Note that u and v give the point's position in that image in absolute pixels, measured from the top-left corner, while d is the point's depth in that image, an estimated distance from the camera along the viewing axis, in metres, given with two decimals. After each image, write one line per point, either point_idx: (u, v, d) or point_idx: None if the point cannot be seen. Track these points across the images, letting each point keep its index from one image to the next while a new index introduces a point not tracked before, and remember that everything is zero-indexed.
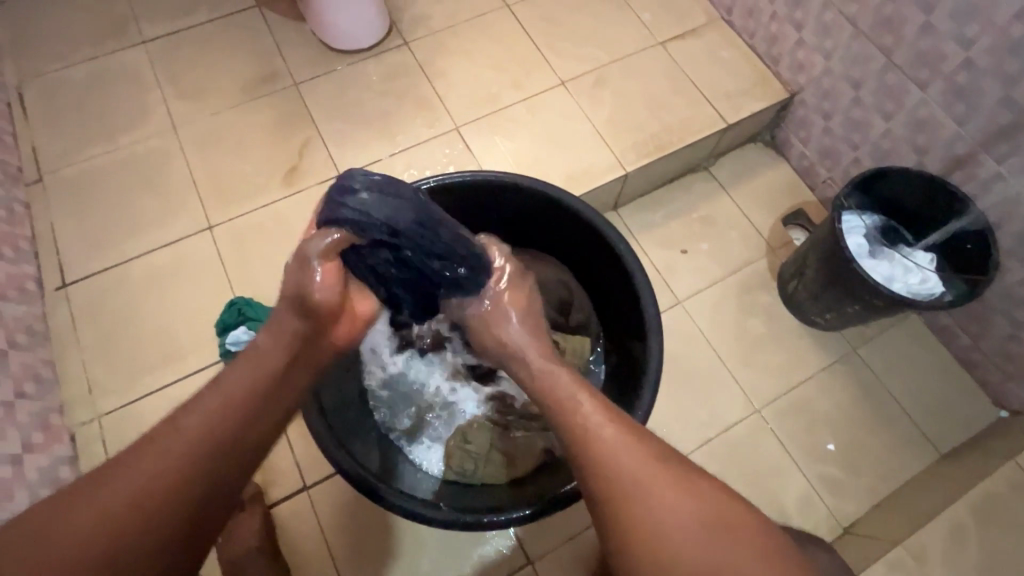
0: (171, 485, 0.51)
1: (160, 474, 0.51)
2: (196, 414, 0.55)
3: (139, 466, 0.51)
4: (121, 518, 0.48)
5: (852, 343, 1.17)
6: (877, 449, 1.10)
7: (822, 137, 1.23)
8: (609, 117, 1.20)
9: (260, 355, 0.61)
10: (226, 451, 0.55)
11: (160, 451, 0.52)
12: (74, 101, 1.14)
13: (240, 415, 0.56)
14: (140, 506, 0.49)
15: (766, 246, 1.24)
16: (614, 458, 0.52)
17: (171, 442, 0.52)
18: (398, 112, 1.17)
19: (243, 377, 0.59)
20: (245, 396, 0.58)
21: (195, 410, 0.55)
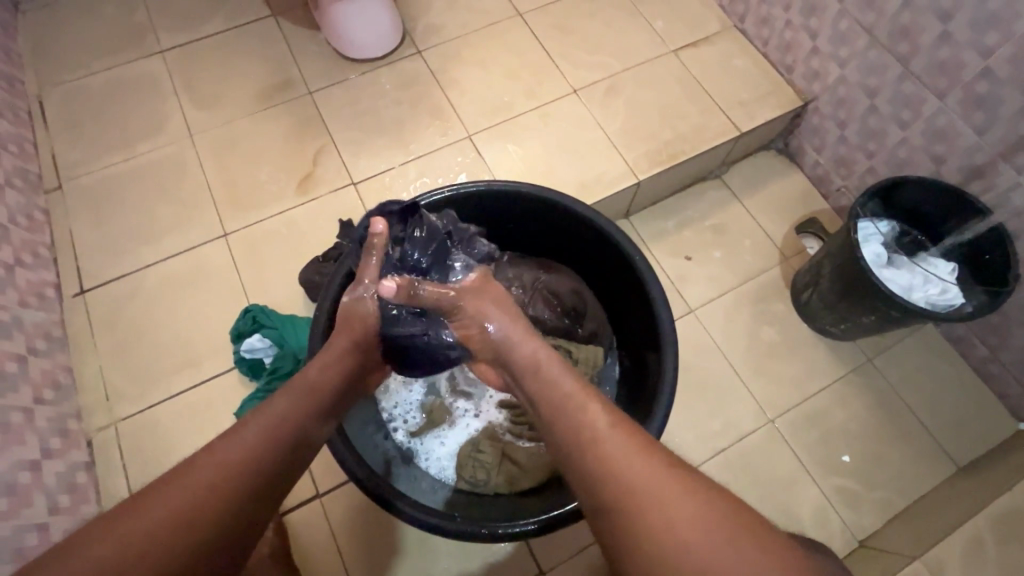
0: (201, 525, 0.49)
1: (206, 498, 0.50)
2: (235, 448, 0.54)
3: (194, 478, 0.51)
4: (155, 543, 0.46)
5: (867, 353, 1.16)
6: (893, 462, 1.09)
7: (836, 146, 1.22)
8: (622, 125, 1.20)
9: (305, 381, 0.64)
10: (266, 481, 0.55)
11: (195, 484, 0.50)
12: (93, 109, 1.16)
13: (283, 444, 0.57)
14: (168, 544, 0.47)
15: (779, 255, 1.24)
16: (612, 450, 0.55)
17: (204, 477, 0.51)
18: (412, 120, 1.18)
19: (278, 413, 0.59)
20: (299, 415, 0.60)
21: (226, 449, 0.54)
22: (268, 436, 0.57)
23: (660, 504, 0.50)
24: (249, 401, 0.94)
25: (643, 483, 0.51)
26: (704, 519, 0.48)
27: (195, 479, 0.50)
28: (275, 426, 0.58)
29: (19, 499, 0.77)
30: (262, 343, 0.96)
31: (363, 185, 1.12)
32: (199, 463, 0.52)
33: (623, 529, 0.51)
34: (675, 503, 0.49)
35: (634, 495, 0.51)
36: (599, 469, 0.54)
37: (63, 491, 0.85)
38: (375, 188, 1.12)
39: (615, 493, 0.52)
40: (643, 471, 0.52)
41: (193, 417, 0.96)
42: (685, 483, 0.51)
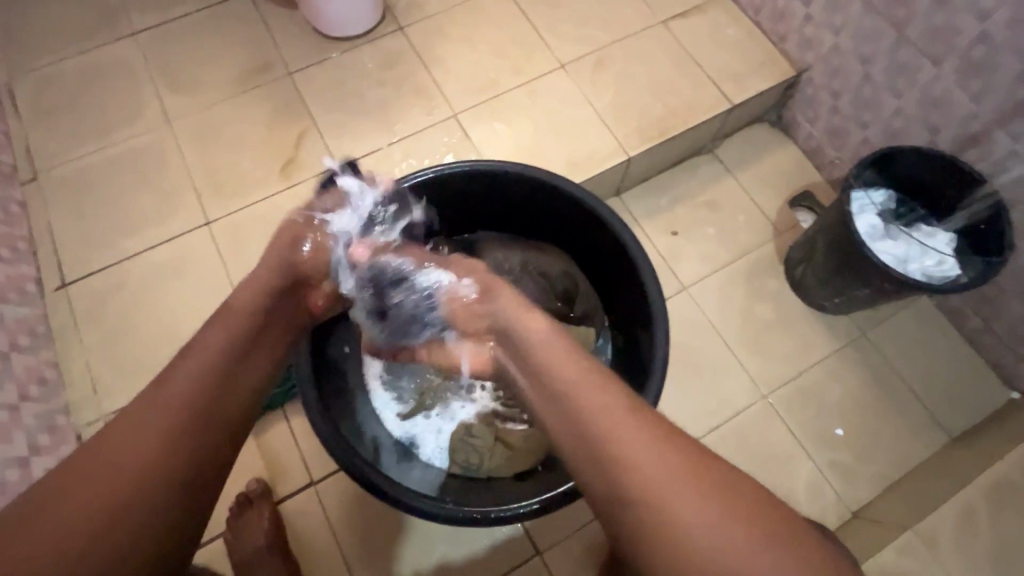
0: (142, 482, 0.53)
1: (166, 433, 0.55)
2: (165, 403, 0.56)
3: (150, 420, 0.55)
4: (127, 474, 0.53)
5: (861, 327, 1.16)
6: (886, 433, 1.09)
7: (830, 117, 1.20)
8: (611, 100, 1.17)
9: (232, 311, 0.64)
10: (219, 404, 0.59)
11: (135, 429, 0.55)
12: (66, 97, 1.12)
13: (227, 375, 0.61)
14: (120, 490, 0.52)
15: (772, 230, 1.23)
16: (624, 436, 0.55)
17: (157, 417, 0.56)
18: (395, 101, 1.15)
19: (202, 360, 0.60)
20: (237, 347, 0.63)
21: (172, 388, 0.57)
22: (205, 386, 0.59)
23: (671, 491, 0.51)
24: None
25: (656, 472, 0.52)
26: (722, 511, 0.50)
27: (149, 418, 0.55)
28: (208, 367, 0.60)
29: None
30: None
31: None
32: (126, 422, 0.55)
33: (639, 521, 0.52)
34: (687, 495, 0.51)
35: (653, 489, 0.52)
36: (614, 463, 0.54)
37: None
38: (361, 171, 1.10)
39: (629, 483, 0.53)
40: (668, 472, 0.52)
41: None
42: (702, 473, 0.53)
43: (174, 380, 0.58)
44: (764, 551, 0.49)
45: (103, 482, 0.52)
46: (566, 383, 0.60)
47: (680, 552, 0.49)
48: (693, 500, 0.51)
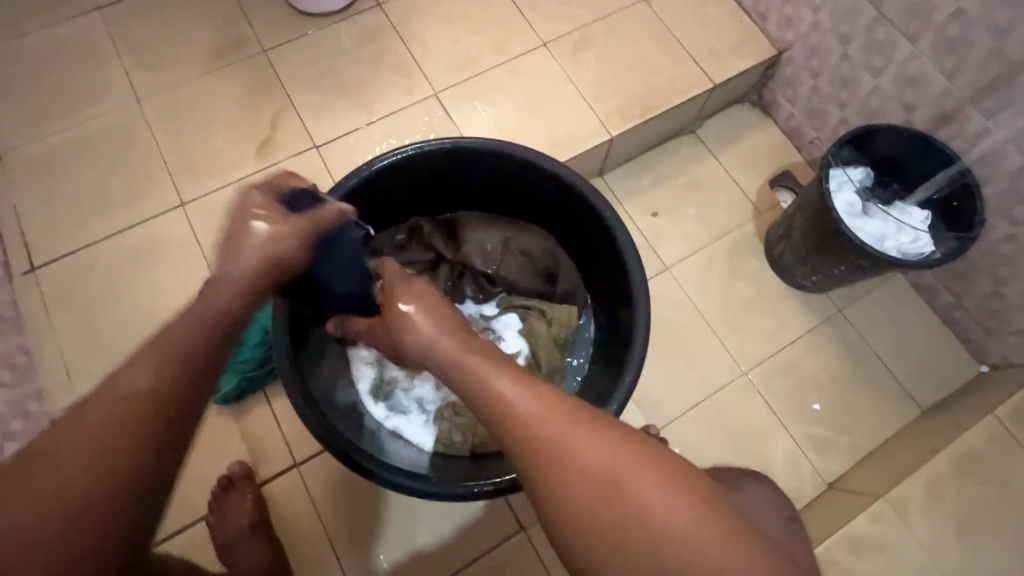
0: (58, 524, 0.42)
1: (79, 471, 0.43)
2: (98, 430, 0.44)
3: (65, 450, 0.43)
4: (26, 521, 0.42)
5: (838, 304, 1.18)
6: (861, 407, 1.12)
7: (810, 96, 1.21)
8: (593, 79, 1.16)
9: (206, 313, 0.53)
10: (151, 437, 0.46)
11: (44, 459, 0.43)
12: (28, 74, 1.07)
13: (172, 396, 0.48)
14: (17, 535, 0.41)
15: (752, 210, 1.24)
16: (517, 401, 0.52)
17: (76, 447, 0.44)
18: (373, 79, 1.12)
19: (146, 376, 0.47)
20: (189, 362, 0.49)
21: (100, 410, 0.45)
22: (137, 407, 0.46)
23: (568, 451, 0.48)
24: (225, 379, 0.89)
25: (551, 431, 0.49)
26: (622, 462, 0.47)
27: (64, 447, 0.44)
28: (158, 381, 0.47)
29: None
30: None
31: (325, 148, 1.08)
32: (45, 450, 0.44)
33: (540, 485, 0.49)
34: (586, 450, 0.48)
35: (549, 448, 0.49)
36: (508, 429, 0.51)
37: None
38: (339, 151, 1.08)
39: (525, 447, 0.50)
40: (584, 478, 0.47)
41: None
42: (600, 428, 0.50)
43: (109, 399, 0.46)
44: (662, 498, 0.45)
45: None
46: (461, 366, 0.57)
47: (581, 512, 0.47)
48: (591, 457, 0.48)
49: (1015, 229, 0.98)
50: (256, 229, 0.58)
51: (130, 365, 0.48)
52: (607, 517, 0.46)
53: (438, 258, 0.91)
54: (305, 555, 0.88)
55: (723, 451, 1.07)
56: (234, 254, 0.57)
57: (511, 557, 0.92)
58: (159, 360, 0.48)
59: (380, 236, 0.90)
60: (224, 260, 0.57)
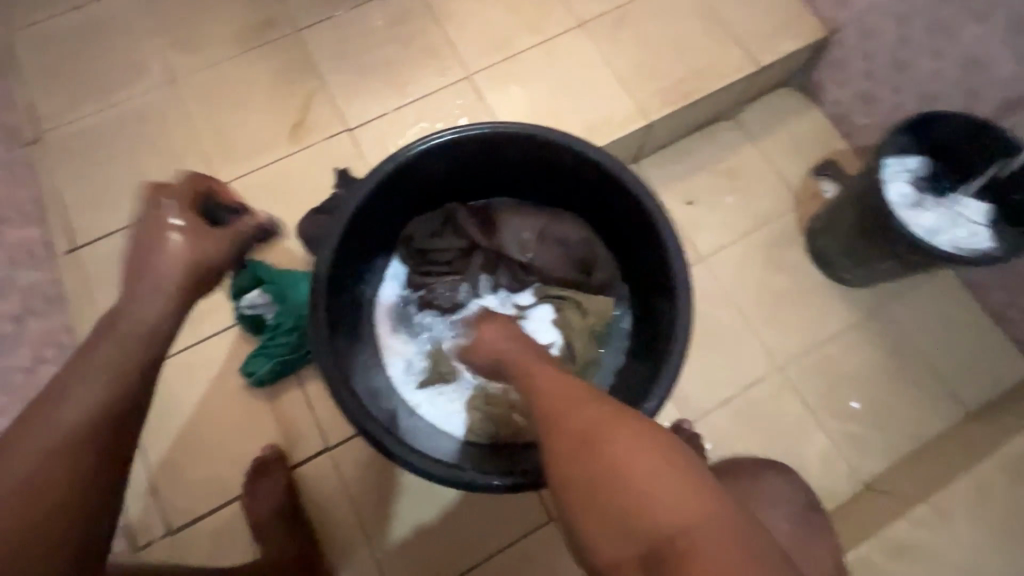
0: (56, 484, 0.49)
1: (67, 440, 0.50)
2: (58, 437, 0.49)
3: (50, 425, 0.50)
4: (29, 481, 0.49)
5: (881, 299, 1.13)
6: (902, 407, 1.08)
7: (861, 81, 1.15)
8: (632, 61, 1.12)
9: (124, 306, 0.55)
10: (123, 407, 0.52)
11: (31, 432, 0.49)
12: (67, 55, 1.08)
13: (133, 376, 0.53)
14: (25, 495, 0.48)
15: (794, 200, 1.19)
16: (537, 382, 0.60)
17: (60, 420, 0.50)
18: (406, 60, 1.10)
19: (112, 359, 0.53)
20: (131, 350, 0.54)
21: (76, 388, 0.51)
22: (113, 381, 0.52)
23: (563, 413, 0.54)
24: (264, 361, 0.90)
25: (555, 402, 0.56)
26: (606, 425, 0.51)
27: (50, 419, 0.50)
28: (113, 381, 0.52)
29: None
30: (262, 299, 0.91)
31: (358, 131, 1.06)
32: (10, 456, 0.49)
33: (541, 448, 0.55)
34: (577, 415, 0.53)
35: (548, 415, 0.55)
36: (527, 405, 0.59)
37: None
38: (371, 135, 1.06)
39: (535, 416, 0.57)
40: (569, 436, 0.52)
41: None
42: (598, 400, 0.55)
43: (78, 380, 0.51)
44: (631, 453, 0.48)
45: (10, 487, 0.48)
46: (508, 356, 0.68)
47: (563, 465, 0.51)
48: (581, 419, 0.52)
49: None
50: (171, 239, 0.58)
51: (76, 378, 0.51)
52: (582, 468, 0.49)
53: (472, 246, 0.90)
54: (336, 538, 0.89)
55: (756, 447, 1.05)
56: (145, 270, 0.57)
57: (539, 548, 0.92)
58: (103, 373, 0.52)
59: (414, 222, 0.89)
60: (130, 276, 0.57)
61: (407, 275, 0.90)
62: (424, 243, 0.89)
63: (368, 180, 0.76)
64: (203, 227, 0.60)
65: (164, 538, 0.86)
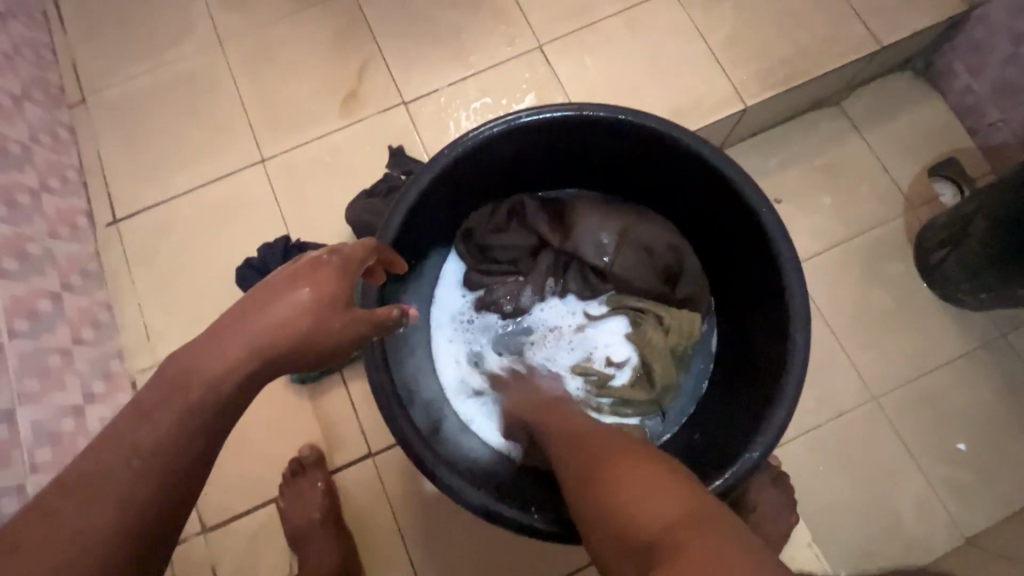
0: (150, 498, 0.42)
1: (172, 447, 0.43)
2: (132, 455, 0.41)
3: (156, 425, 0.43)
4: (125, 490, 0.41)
5: (1002, 327, 0.98)
6: (1018, 452, 0.94)
7: (1004, 67, 0.97)
8: (730, 35, 0.97)
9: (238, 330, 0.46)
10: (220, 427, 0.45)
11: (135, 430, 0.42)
12: (113, 11, 1.01)
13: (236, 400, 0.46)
14: (122, 505, 0.41)
15: (904, 204, 1.03)
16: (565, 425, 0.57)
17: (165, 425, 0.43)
18: (471, 26, 0.99)
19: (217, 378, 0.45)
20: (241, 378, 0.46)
21: (188, 388, 0.44)
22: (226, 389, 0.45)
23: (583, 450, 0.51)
24: None
25: (575, 441, 0.53)
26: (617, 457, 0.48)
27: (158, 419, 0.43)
28: (220, 395, 0.45)
29: (64, 450, 0.71)
30: None
31: (415, 105, 0.96)
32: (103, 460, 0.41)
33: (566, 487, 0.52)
34: (595, 447, 0.50)
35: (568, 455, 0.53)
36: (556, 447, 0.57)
37: None
38: (429, 110, 0.96)
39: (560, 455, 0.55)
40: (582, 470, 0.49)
41: None
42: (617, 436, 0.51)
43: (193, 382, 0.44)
44: (630, 474, 0.44)
45: (105, 495, 0.40)
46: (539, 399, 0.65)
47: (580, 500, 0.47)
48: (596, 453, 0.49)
49: None
50: (299, 298, 0.48)
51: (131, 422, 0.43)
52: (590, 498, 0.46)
53: (540, 244, 0.80)
54: (376, 550, 0.83)
55: (841, 485, 0.93)
56: (257, 315, 0.47)
57: None
58: (212, 388, 0.44)
59: (476, 213, 0.80)
60: (243, 315, 0.47)
61: (466, 273, 0.81)
62: (488, 237, 0.79)
63: (434, 165, 0.67)
64: (338, 292, 0.51)
65: (200, 535, 0.82)
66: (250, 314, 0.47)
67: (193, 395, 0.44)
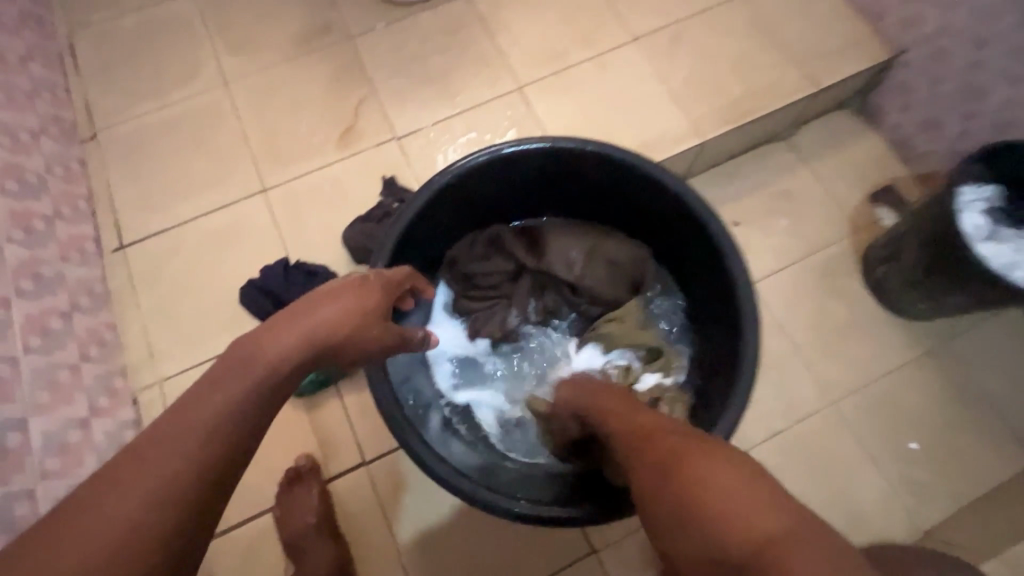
0: (196, 483, 0.44)
1: (215, 436, 0.46)
2: (176, 445, 0.45)
3: (198, 420, 0.46)
4: (170, 476, 0.43)
5: (944, 335, 1.07)
6: (965, 450, 1.02)
7: (926, 105, 1.10)
8: (689, 77, 1.09)
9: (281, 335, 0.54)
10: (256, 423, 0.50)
11: (179, 424, 0.46)
12: (126, 55, 1.09)
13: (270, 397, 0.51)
14: (169, 489, 0.43)
15: (851, 226, 1.15)
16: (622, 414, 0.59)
17: (207, 418, 0.47)
18: (458, 69, 1.09)
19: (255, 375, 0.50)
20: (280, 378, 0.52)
21: (228, 387, 0.49)
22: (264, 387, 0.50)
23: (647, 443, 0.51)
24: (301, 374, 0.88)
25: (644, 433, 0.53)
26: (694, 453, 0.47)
27: (200, 414, 0.47)
28: (255, 390, 0.50)
29: (71, 459, 0.75)
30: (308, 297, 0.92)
31: (406, 140, 1.05)
32: (147, 454, 0.44)
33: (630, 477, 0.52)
34: (661, 441, 0.50)
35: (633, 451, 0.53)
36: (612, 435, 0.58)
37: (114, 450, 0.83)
38: (420, 143, 1.05)
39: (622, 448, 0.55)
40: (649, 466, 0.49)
41: None
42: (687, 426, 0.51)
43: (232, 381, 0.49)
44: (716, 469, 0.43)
45: (152, 482, 0.43)
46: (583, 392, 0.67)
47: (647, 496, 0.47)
48: (667, 448, 0.49)
49: None
50: (348, 301, 0.59)
51: (177, 418, 0.46)
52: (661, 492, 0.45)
53: (519, 268, 0.87)
54: (370, 555, 0.86)
55: (807, 485, 0.99)
56: (313, 313, 0.56)
57: None
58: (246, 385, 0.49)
59: (458, 243, 0.88)
60: (293, 319, 0.55)
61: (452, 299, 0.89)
62: (470, 264, 0.87)
63: (424, 191, 0.75)
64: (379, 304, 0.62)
65: None
66: (300, 316, 0.56)
67: (236, 390, 0.49)
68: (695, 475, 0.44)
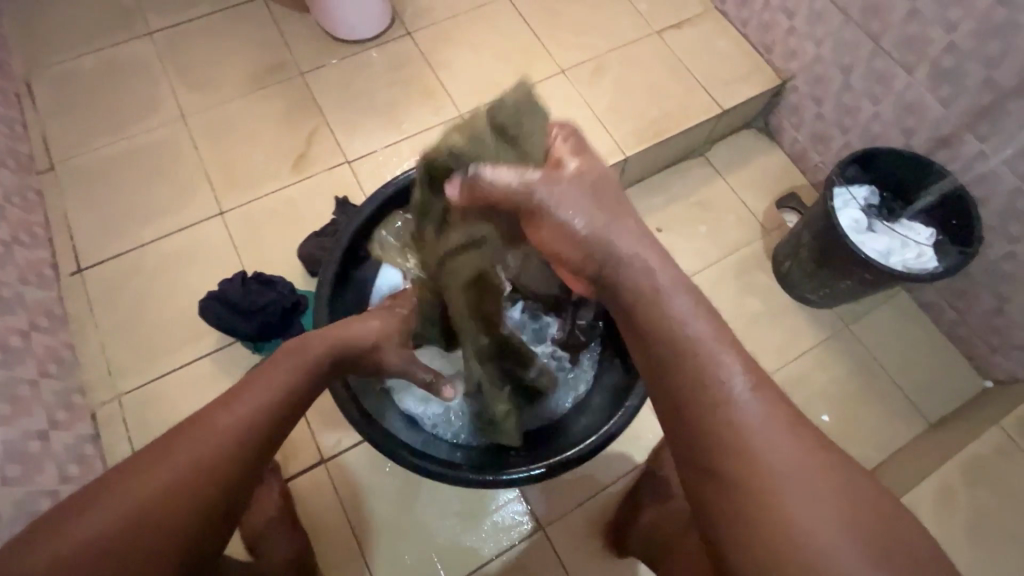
0: (211, 480, 0.55)
1: (230, 443, 0.57)
2: (201, 445, 0.55)
3: (220, 428, 0.57)
4: (192, 472, 0.54)
5: (845, 319, 1.22)
6: (870, 419, 1.15)
7: (813, 123, 1.28)
8: (610, 103, 1.24)
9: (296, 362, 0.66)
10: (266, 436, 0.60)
11: (206, 428, 0.57)
12: (84, 92, 1.15)
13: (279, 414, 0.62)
14: (190, 483, 0.53)
15: (761, 228, 1.30)
16: (738, 399, 0.52)
17: (228, 428, 0.57)
18: (404, 100, 1.20)
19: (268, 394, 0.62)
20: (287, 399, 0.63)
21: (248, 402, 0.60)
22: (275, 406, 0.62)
23: (765, 473, 0.49)
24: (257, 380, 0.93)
25: (764, 453, 0.50)
26: (815, 509, 0.48)
27: (222, 422, 0.57)
28: (267, 407, 0.61)
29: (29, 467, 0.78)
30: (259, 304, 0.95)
31: (356, 164, 1.14)
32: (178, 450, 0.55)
33: (730, 492, 0.51)
34: (781, 481, 0.49)
35: (747, 469, 0.50)
36: (717, 421, 0.52)
37: (72, 462, 0.86)
38: (369, 167, 1.14)
39: (727, 450, 0.51)
40: (763, 509, 0.49)
41: (194, 390, 0.97)
42: (809, 459, 0.50)
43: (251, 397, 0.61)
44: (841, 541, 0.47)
45: (177, 475, 0.53)
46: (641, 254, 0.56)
47: (752, 534, 0.49)
48: (779, 492, 0.49)
49: (1012, 246, 1.03)
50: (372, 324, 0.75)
51: (205, 423, 0.57)
52: (778, 542, 0.47)
53: None
54: (330, 548, 0.90)
55: None
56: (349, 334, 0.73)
57: (529, 557, 0.93)
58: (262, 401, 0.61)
59: None
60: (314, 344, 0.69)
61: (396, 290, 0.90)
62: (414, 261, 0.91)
63: (367, 205, 0.85)
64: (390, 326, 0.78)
65: None
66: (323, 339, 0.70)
67: (253, 405, 0.60)
68: (783, 506, 0.48)
